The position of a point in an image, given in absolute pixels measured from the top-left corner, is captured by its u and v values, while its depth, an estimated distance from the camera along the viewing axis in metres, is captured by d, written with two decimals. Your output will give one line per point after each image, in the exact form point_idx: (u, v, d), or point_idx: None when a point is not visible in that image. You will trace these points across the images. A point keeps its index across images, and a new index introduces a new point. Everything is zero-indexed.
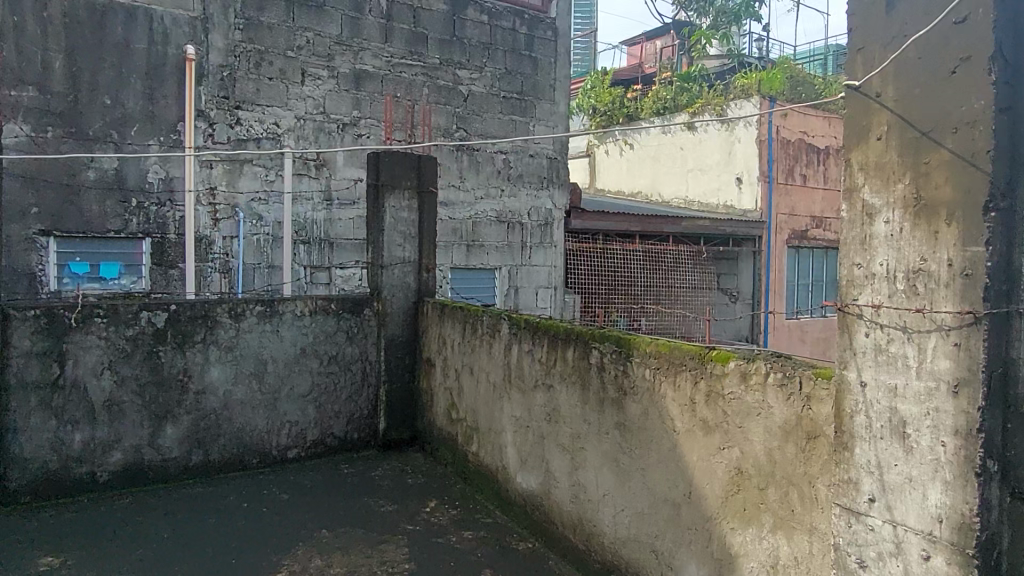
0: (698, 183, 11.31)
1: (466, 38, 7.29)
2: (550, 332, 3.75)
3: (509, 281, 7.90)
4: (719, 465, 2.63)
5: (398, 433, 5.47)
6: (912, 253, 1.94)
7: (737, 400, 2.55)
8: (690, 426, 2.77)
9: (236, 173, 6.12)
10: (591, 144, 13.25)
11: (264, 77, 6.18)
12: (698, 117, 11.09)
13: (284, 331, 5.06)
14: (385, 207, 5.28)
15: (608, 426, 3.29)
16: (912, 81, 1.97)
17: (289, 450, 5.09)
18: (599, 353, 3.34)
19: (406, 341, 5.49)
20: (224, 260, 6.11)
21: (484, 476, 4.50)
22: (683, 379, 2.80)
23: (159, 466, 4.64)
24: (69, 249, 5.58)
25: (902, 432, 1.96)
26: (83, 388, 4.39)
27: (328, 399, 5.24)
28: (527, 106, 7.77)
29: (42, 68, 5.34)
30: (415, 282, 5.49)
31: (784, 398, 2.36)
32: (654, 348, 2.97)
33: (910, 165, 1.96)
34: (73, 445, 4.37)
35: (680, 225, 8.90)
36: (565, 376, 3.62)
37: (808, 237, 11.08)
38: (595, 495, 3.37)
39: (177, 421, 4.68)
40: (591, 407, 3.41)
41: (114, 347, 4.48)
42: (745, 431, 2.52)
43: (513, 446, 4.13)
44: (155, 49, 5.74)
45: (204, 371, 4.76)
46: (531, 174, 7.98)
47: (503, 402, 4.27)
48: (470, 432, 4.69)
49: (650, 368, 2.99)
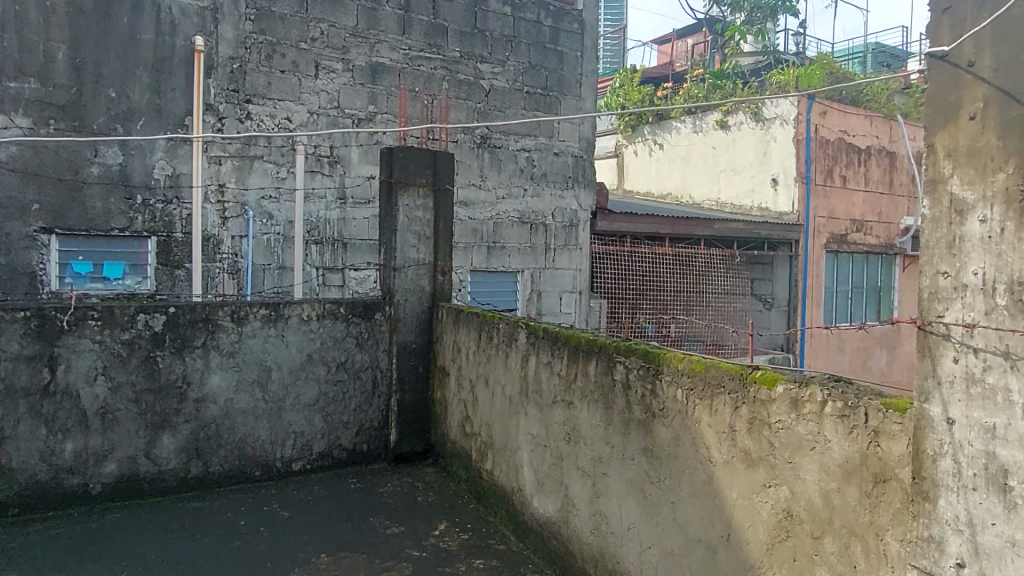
0: (731, 184, 10.86)
1: (487, 31, 6.97)
2: (571, 343, 3.39)
3: (531, 285, 7.56)
4: (764, 505, 2.26)
5: (410, 446, 5.16)
6: (1017, 260, 1.55)
7: (787, 430, 2.17)
8: (729, 457, 2.40)
9: (245, 169, 5.86)
10: (619, 144, 12.83)
11: (276, 70, 5.92)
12: (731, 115, 10.68)
13: (290, 337, 4.77)
14: (397, 205, 4.97)
15: (634, 451, 2.92)
16: (1016, 46, 1.58)
17: (294, 461, 4.80)
18: (624, 368, 2.98)
19: (421, 349, 5.18)
20: (232, 260, 5.86)
21: (498, 497, 4.16)
22: (721, 404, 2.44)
23: (155, 479, 4.38)
24: (72, 247, 5.38)
25: (1002, 484, 1.57)
26: (75, 395, 4.15)
27: (336, 409, 4.94)
28: (551, 102, 7.42)
29: (45, 60, 5.17)
30: (430, 285, 5.17)
31: (845, 431, 1.98)
32: (688, 365, 2.61)
33: (1015, 151, 1.57)
34: (64, 455, 4.13)
35: (713, 228, 8.33)
36: (586, 394, 3.26)
37: (848, 241, 10.56)
38: (618, 528, 3.01)
39: (175, 431, 4.42)
40: (615, 429, 3.04)
41: (109, 352, 4.23)
42: (797, 469, 2.14)
43: (530, 466, 3.78)
44: (163, 40, 5.53)
45: (204, 378, 4.49)
46: (554, 173, 7.64)
47: (519, 418, 3.92)
48: (484, 449, 4.35)
49: (682, 389, 2.63)
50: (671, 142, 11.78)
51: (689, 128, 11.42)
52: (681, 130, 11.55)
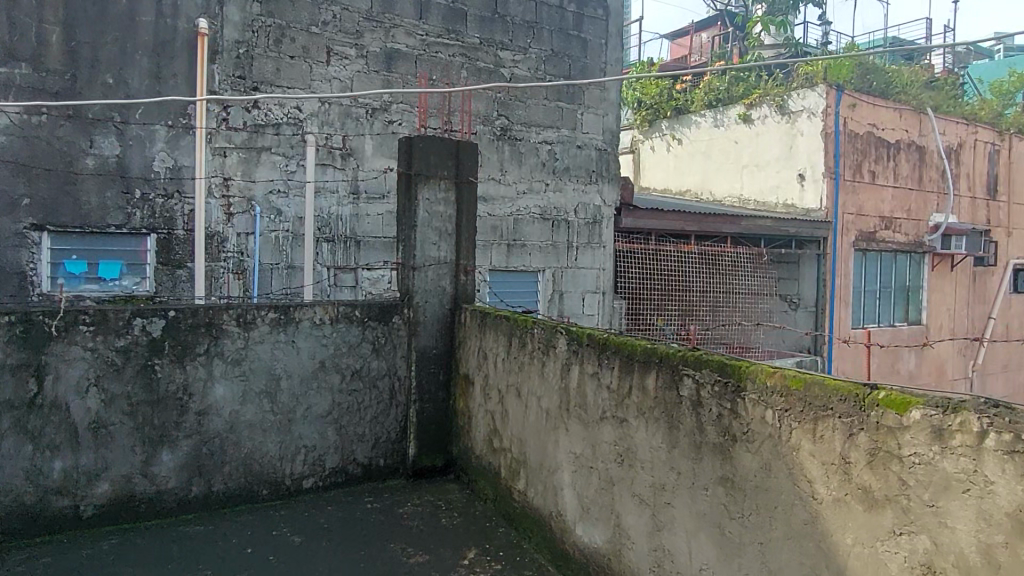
0: (754, 180, 10.41)
1: (509, 16, 6.55)
2: (622, 351, 2.97)
3: (553, 285, 7.13)
4: (893, 556, 1.87)
5: (430, 460, 4.76)
6: None
7: (927, 466, 1.80)
8: (841, 495, 2.01)
9: (252, 162, 5.46)
10: (635, 140, 12.43)
11: (285, 56, 5.50)
12: (755, 109, 10.28)
13: (301, 343, 4.36)
14: (417, 199, 4.55)
15: (707, 480, 2.51)
16: None
17: (305, 478, 4.39)
18: (693, 383, 2.56)
19: (441, 355, 4.76)
20: (238, 260, 5.45)
21: (533, 521, 3.75)
22: (829, 430, 2.05)
23: (153, 499, 3.97)
24: (64, 246, 4.97)
25: None
26: (65, 408, 3.75)
27: (350, 421, 4.53)
28: (575, 92, 7.10)
29: (37, 42, 4.77)
30: (451, 286, 4.75)
31: (1017, 472, 1.61)
32: (781, 382, 2.20)
33: None
34: (52, 474, 3.73)
35: (740, 225, 7.92)
36: (644, 411, 2.85)
37: (877, 240, 10.09)
38: (686, 568, 2.61)
39: (176, 446, 4.02)
40: (682, 452, 2.63)
41: (102, 361, 3.82)
42: (942, 515, 1.77)
43: (571, 489, 3.37)
44: (164, 23, 5.13)
45: (208, 388, 4.08)
46: (577, 168, 7.22)
47: (558, 434, 3.51)
48: (516, 466, 3.95)
49: (774, 410, 2.22)
50: (691, 137, 11.39)
51: (710, 122, 11.02)
52: (701, 124, 11.15)
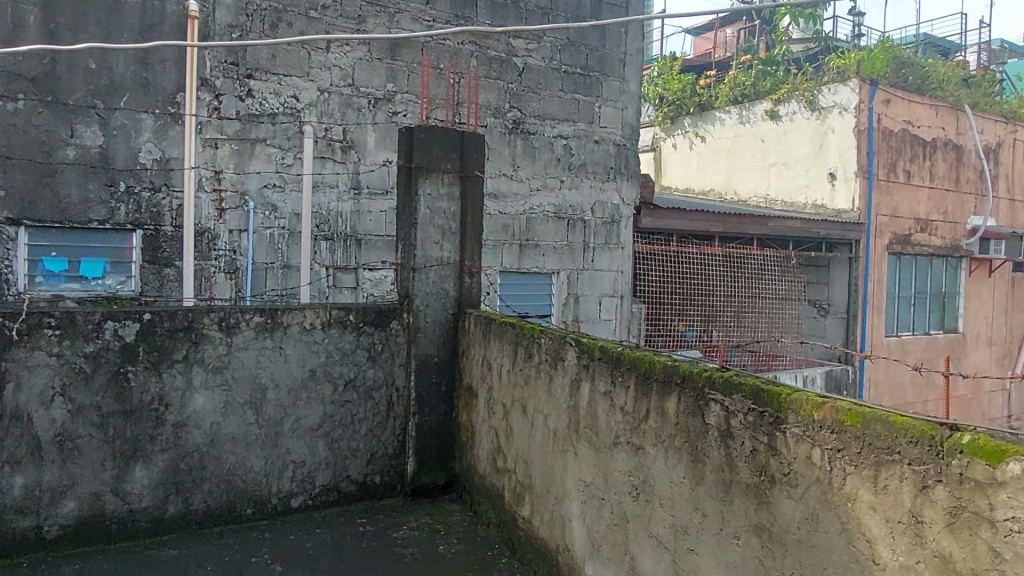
0: (781, 179, 9.93)
1: (521, 2, 6.17)
2: (638, 368, 2.58)
3: (568, 288, 6.73)
4: None
5: (430, 478, 4.38)
6: None
7: None
8: (910, 561, 1.61)
9: (246, 154, 5.15)
10: (656, 137, 12.01)
11: (281, 41, 5.18)
12: (783, 105, 9.80)
13: (289, 350, 4.01)
14: (418, 194, 4.18)
15: (739, 527, 2.11)
16: None
17: (294, 497, 4.05)
18: (721, 410, 2.15)
19: (443, 364, 4.39)
20: (230, 258, 5.13)
21: (538, 552, 3.36)
22: (895, 478, 1.65)
23: (124, 519, 3.65)
24: (43, 242, 4.68)
25: None
26: (27, 419, 3.43)
27: (343, 435, 4.18)
28: (592, 84, 6.70)
29: (14, 24, 4.48)
30: (455, 289, 4.36)
31: None
32: (832, 417, 1.80)
33: None
34: (12, 491, 3.41)
35: (768, 226, 7.43)
36: (663, 439, 2.45)
37: (912, 243, 9.55)
38: None
39: (150, 461, 3.68)
40: (709, 491, 2.23)
41: (69, 368, 3.50)
42: None
43: (581, 522, 2.98)
44: (151, 5, 4.83)
45: (187, 398, 3.75)
46: (594, 163, 6.82)
47: (567, 458, 3.12)
48: (521, 490, 3.56)
49: (823, 449, 1.82)
50: (715, 134, 10.93)
51: (735, 119, 10.56)
52: (726, 121, 10.70)
